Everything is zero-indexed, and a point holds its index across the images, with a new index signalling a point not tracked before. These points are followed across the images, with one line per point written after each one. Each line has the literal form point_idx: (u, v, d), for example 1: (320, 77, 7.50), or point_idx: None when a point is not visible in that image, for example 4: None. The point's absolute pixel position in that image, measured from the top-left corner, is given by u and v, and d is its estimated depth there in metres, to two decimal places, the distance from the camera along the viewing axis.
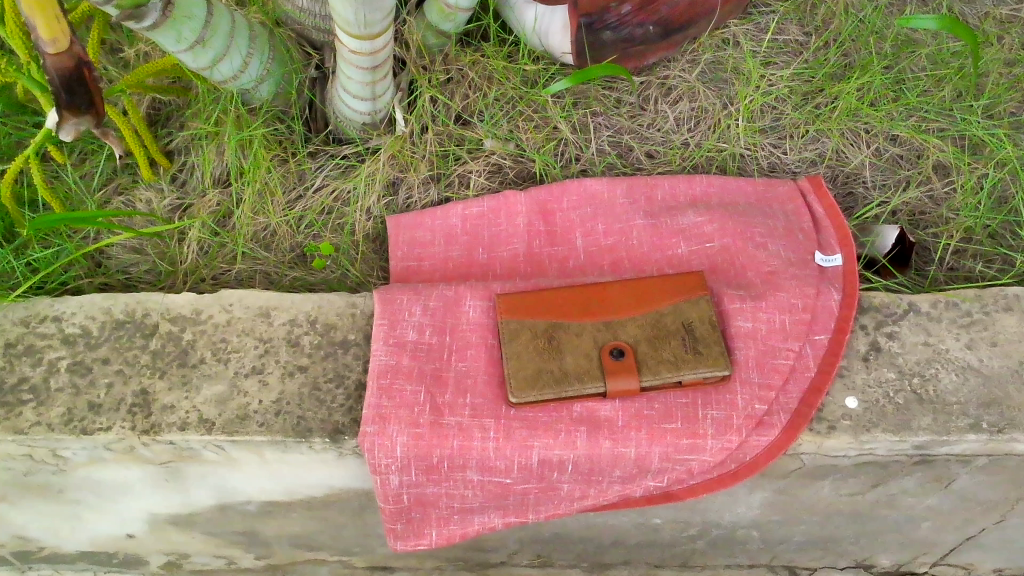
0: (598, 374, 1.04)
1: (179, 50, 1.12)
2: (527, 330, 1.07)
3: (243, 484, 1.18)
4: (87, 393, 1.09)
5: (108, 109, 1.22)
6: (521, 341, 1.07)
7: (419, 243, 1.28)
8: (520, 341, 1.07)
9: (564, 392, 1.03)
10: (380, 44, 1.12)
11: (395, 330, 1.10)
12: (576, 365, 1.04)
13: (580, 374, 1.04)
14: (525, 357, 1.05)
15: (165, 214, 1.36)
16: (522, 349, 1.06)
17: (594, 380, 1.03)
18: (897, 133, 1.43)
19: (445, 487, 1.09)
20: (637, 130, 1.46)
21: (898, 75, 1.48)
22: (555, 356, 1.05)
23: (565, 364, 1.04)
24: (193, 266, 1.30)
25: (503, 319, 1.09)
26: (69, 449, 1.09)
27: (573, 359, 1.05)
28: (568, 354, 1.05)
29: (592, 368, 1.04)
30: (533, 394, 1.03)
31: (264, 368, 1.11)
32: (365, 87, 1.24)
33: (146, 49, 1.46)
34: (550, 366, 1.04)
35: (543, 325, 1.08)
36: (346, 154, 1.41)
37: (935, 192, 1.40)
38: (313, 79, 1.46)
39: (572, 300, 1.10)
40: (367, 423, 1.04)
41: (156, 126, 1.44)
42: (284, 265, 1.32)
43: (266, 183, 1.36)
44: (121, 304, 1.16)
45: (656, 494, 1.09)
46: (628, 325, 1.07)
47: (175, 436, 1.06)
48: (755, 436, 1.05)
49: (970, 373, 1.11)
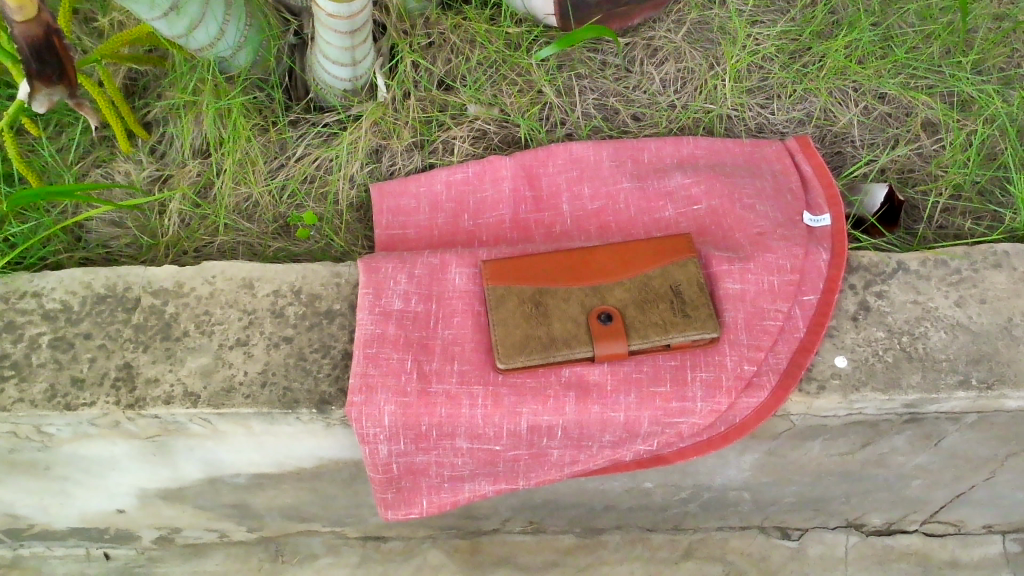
0: (586, 338, 1.03)
1: (153, 18, 1.09)
2: (514, 296, 1.06)
3: (230, 457, 1.17)
4: (70, 369, 1.08)
5: (81, 79, 1.20)
6: (508, 307, 1.06)
7: (403, 210, 1.26)
8: (507, 306, 1.06)
9: (553, 357, 1.02)
10: (359, 7, 1.09)
11: (380, 299, 1.09)
12: (564, 331, 1.03)
13: (568, 338, 1.03)
14: (513, 323, 1.04)
15: (144, 186, 1.33)
16: (509, 315, 1.05)
17: (582, 345, 1.03)
18: (885, 91, 1.42)
19: (435, 455, 1.09)
20: (623, 93, 1.43)
21: (886, 32, 1.46)
22: (542, 321, 1.04)
23: (553, 330, 1.03)
24: (175, 239, 1.27)
25: (490, 286, 1.08)
26: (53, 426, 1.08)
27: (561, 324, 1.04)
28: (555, 319, 1.04)
29: (581, 332, 1.03)
30: (521, 360, 1.02)
31: (249, 340, 1.10)
32: (345, 53, 1.22)
33: (119, 18, 1.43)
34: (538, 331, 1.03)
35: (530, 291, 1.07)
36: (328, 122, 1.39)
37: (924, 149, 1.38)
38: (292, 46, 1.42)
39: (559, 264, 1.09)
40: (353, 392, 1.03)
41: (134, 97, 1.41)
42: (267, 236, 1.29)
43: (247, 152, 1.33)
44: (102, 278, 1.14)
45: (646, 458, 1.09)
46: (616, 288, 1.06)
47: (160, 410, 1.05)
48: (744, 398, 1.05)
49: (959, 331, 1.10)
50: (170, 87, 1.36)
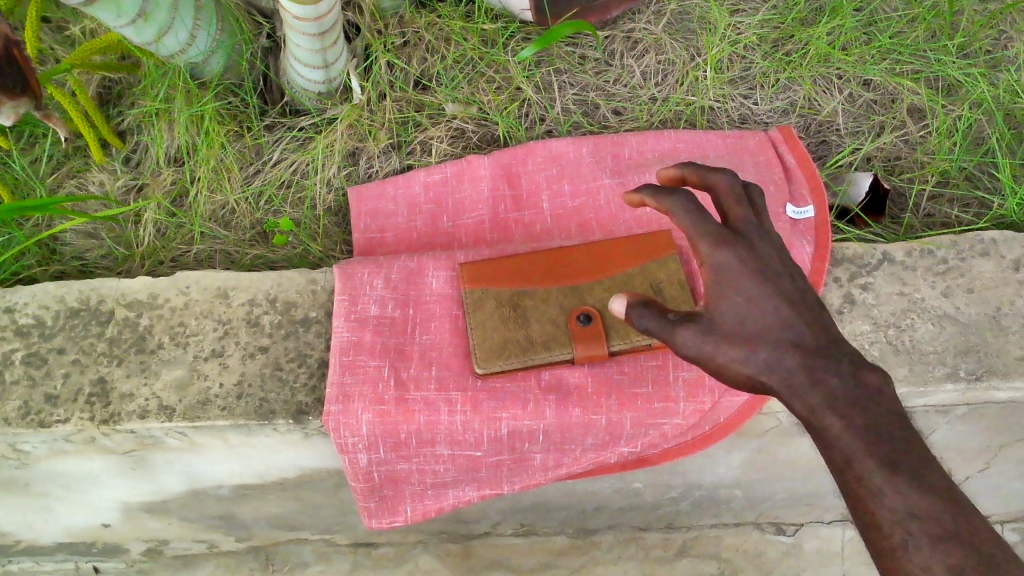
0: (566, 340, 1.01)
1: (121, 25, 1.07)
2: (491, 299, 1.05)
3: (211, 469, 1.16)
4: (44, 385, 1.06)
5: (49, 89, 1.17)
6: (486, 310, 1.04)
7: (381, 214, 1.25)
8: (485, 309, 1.04)
9: (532, 360, 1.01)
10: (326, 8, 1.07)
11: (357, 305, 1.07)
12: (543, 333, 1.02)
13: (548, 340, 1.02)
14: (490, 326, 1.03)
15: (119, 197, 1.31)
16: (487, 318, 1.03)
17: (561, 347, 1.01)
18: (870, 78, 1.39)
19: (416, 462, 1.07)
20: (603, 87, 1.41)
21: (870, 17, 1.43)
22: (521, 324, 1.03)
23: (532, 332, 1.02)
24: (151, 249, 1.26)
25: (467, 289, 1.06)
26: (28, 443, 1.06)
27: (539, 326, 1.02)
28: (534, 321, 1.03)
29: (560, 333, 1.02)
30: (499, 364, 1.01)
31: (224, 351, 1.08)
32: (316, 55, 1.19)
33: (90, 25, 1.40)
34: (516, 335, 1.02)
35: (508, 293, 1.05)
36: (303, 126, 1.36)
37: (910, 136, 1.36)
38: (266, 49, 1.40)
39: (537, 265, 1.07)
40: (331, 402, 1.01)
41: (108, 106, 1.38)
42: (244, 243, 1.28)
43: (222, 159, 1.31)
44: (75, 291, 1.13)
45: (630, 459, 1.07)
46: (595, 287, 1.04)
47: (135, 425, 1.04)
48: (729, 396, 1.04)
49: (947, 322, 1.08)
50: (142, 95, 1.34)
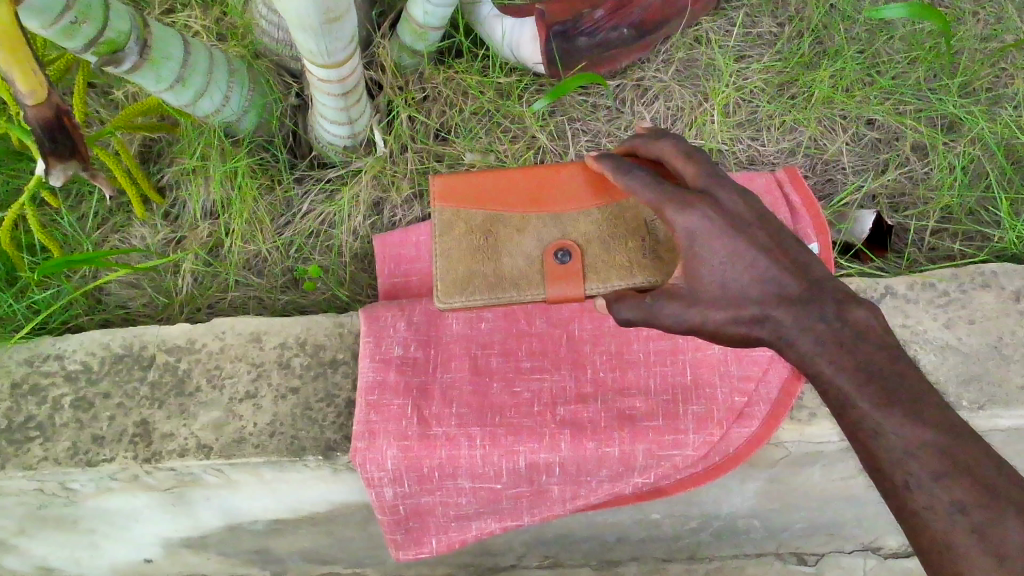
0: (538, 279, 0.96)
1: (160, 90, 1.17)
2: (462, 223, 0.99)
3: (247, 504, 1.22)
4: (91, 427, 1.14)
5: (96, 151, 1.27)
6: (456, 236, 0.99)
7: (405, 259, 1.29)
8: (455, 234, 0.99)
9: (497, 298, 0.96)
10: (348, 70, 1.14)
11: (381, 346, 1.12)
12: (513, 270, 0.97)
13: (518, 279, 0.96)
14: (457, 257, 0.98)
15: (159, 248, 1.40)
16: (454, 246, 0.98)
17: (531, 287, 0.96)
18: (873, 117, 1.44)
19: (439, 495, 1.12)
20: (615, 134, 1.48)
21: (873, 60, 1.47)
22: (490, 258, 0.97)
23: (501, 268, 0.97)
24: (189, 296, 1.34)
25: (438, 206, 1.01)
26: (77, 481, 1.14)
27: (511, 262, 0.97)
28: (505, 256, 0.97)
29: (532, 272, 0.96)
30: (459, 300, 0.96)
31: (258, 393, 1.15)
32: (341, 112, 1.27)
33: (133, 90, 1.49)
34: (484, 269, 0.97)
35: (481, 218, 0.99)
36: (331, 177, 1.44)
37: (914, 173, 1.41)
38: (295, 107, 1.48)
39: (518, 186, 1.00)
40: (357, 438, 1.07)
41: (148, 164, 1.47)
42: (276, 290, 1.36)
43: (255, 211, 1.39)
44: (119, 338, 1.20)
45: (645, 490, 1.11)
46: (580, 218, 0.98)
47: (175, 462, 1.10)
48: (737, 427, 1.08)
49: (948, 352, 1.12)
50: (180, 153, 1.43)
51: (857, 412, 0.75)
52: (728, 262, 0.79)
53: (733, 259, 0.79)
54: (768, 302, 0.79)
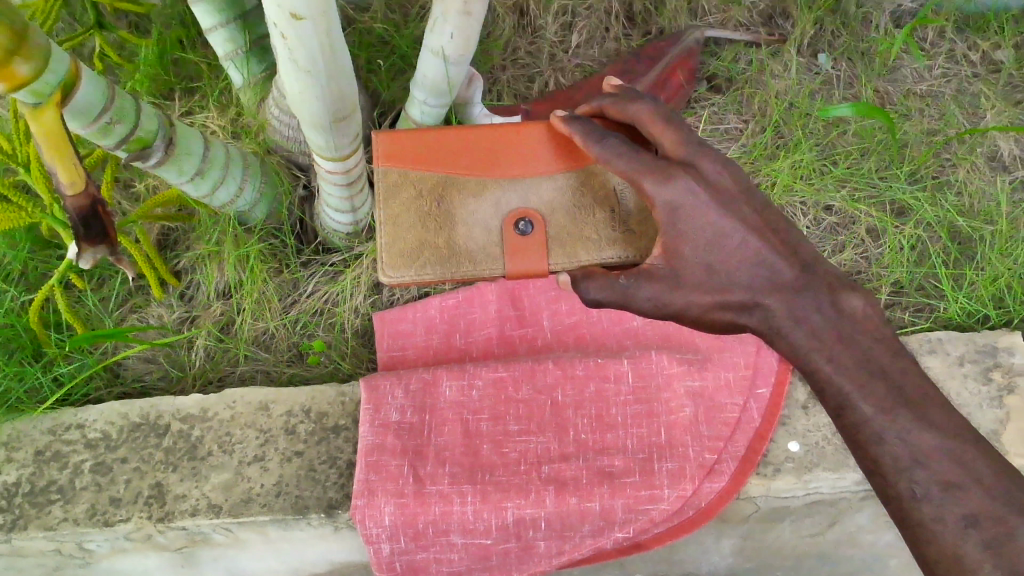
0: (498, 256, 1.15)
1: (181, 183, 1.30)
2: (415, 187, 1.16)
3: (252, 565, 1.30)
4: (109, 490, 1.22)
5: (123, 240, 1.40)
6: (410, 206, 1.15)
7: (402, 335, 1.39)
8: (408, 201, 1.15)
9: (456, 271, 1.15)
10: (352, 162, 1.27)
11: (380, 412, 1.22)
12: (469, 244, 1.15)
13: (476, 255, 1.15)
14: (413, 228, 1.15)
15: (174, 326, 1.51)
16: (410, 219, 1.15)
17: (491, 263, 1.15)
18: (831, 203, 1.58)
19: (433, 552, 1.19)
20: None
21: (828, 153, 1.61)
22: (447, 229, 1.15)
23: (457, 241, 1.15)
24: (201, 370, 1.45)
25: (383, 164, 1.15)
26: (93, 541, 1.22)
27: (466, 235, 1.15)
28: (459, 228, 1.15)
29: (494, 249, 1.15)
30: (419, 272, 1.15)
31: (265, 456, 1.24)
32: (345, 201, 1.40)
33: (153, 183, 1.62)
34: (441, 241, 1.15)
35: (431, 183, 1.16)
36: (334, 261, 1.56)
37: (869, 254, 1.55)
38: (302, 198, 1.61)
39: (468, 151, 1.16)
40: (357, 496, 1.15)
41: (166, 251, 1.59)
42: (282, 363, 1.47)
43: (264, 292, 1.50)
44: (136, 408, 1.29)
45: (625, 544, 1.19)
46: (525, 191, 1.16)
47: (187, 522, 1.19)
48: (708, 483, 1.18)
49: None
50: (195, 240, 1.55)
51: (861, 413, 0.92)
52: (710, 245, 0.96)
53: (712, 242, 0.96)
54: (754, 290, 0.97)
